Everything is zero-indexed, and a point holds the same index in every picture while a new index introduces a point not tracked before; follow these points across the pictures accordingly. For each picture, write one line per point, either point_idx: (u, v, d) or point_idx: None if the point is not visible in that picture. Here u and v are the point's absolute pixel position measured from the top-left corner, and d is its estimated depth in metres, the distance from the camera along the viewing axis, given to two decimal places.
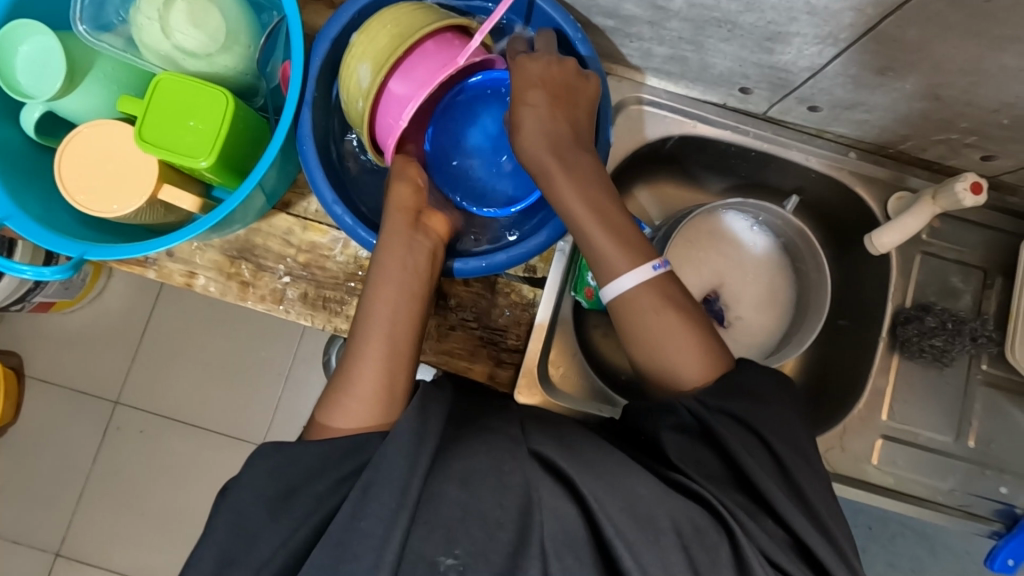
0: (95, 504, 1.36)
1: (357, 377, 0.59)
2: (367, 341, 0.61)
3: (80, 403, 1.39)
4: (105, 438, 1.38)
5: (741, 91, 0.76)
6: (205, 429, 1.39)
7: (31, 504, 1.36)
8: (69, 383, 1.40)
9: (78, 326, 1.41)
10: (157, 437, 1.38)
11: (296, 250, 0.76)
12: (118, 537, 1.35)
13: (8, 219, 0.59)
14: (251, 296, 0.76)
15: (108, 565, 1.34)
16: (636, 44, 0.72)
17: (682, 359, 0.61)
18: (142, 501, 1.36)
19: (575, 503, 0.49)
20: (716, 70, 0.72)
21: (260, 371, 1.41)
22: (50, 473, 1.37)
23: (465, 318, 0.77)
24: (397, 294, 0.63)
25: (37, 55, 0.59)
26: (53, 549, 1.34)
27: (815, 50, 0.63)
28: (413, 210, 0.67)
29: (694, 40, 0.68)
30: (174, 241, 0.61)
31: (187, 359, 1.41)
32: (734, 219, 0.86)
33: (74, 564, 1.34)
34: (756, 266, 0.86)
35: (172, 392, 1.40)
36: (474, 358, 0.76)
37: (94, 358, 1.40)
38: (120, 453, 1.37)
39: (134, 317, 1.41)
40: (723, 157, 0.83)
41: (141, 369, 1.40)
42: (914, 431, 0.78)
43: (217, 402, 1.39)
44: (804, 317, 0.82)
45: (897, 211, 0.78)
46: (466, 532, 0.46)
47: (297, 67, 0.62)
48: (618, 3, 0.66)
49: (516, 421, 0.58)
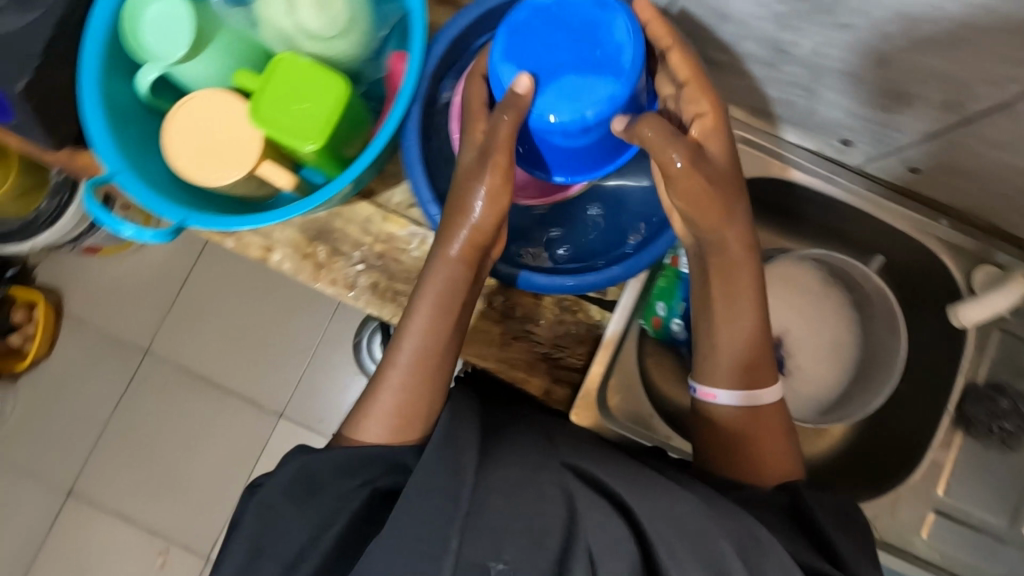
0: (112, 450, 1.38)
1: (383, 387, 0.61)
2: (395, 364, 0.62)
3: (110, 349, 1.42)
4: (130, 386, 1.40)
5: (841, 142, 0.75)
6: (228, 392, 1.40)
7: (52, 440, 1.39)
8: (102, 326, 1.43)
9: (121, 274, 1.44)
10: (181, 394, 1.40)
11: (372, 239, 0.77)
12: (129, 483, 1.37)
13: (116, 175, 0.59)
14: (323, 278, 0.76)
15: (118, 512, 1.37)
16: (743, 83, 0.72)
17: (776, 461, 0.65)
18: (160, 455, 1.38)
19: (627, 523, 0.47)
20: (822, 118, 0.72)
21: (288, 343, 1.41)
22: (74, 412, 1.40)
23: (528, 330, 0.77)
24: (438, 321, 0.62)
25: (164, 18, 0.60)
26: (66, 488, 1.37)
27: (934, 115, 0.62)
28: (481, 246, 0.62)
29: (807, 87, 0.67)
30: (260, 220, 0.61)
31: (218, 320, 1.42)
32: (808, 269, 0.85)
33: (84, 505, 1.37)
34: (822, 318, 0.85)
35: (201, 351, 1.42)
36: (531, 371, 0.76)
37: (130, 308, 1.43)
38: (142, 403, 1.40)
39: (172, 273, 1.44)
40: (805, 203, 0.82)
41: (173, 325, 1.42)
42: (968, 510, 0.76)
43: (242, 367, 1.41)
44: (868, 376, 0.81)
45: (983, 285, 0.77)
46: (514, 542, 0.45)
47: (413, 63, 0.62)
48: (738, 42, 0.66)
49: (545, 435, 0.56)
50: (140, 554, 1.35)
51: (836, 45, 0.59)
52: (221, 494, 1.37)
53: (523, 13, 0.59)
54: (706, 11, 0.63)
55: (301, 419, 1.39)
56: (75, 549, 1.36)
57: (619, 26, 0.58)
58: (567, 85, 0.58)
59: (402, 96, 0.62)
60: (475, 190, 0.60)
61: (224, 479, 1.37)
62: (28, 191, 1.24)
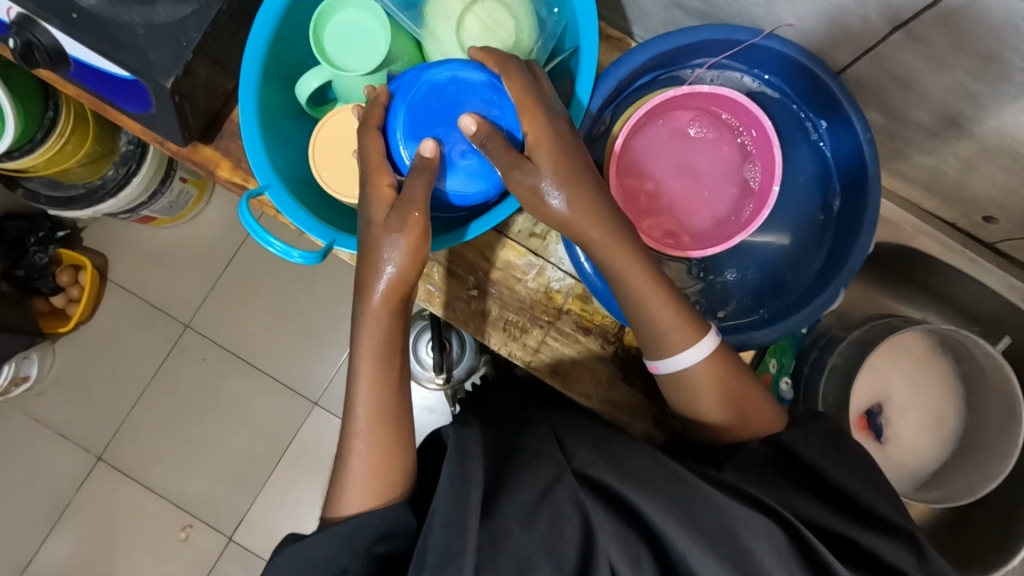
0: (147, 420, 1.37)
1: (351, 457, 0.57)
2: (355, 430, 0.57)
3: (152, 318, 1.39)
4: (169, 358, 1.39)
5: (983, 218, 0.73)
6: (267, 375, 1.38)
7: (87, 403, 1.38)
8: (144, 295, 1.40)
9: (171, 243, 1.40)
10: (221, 372, 1.38)
11: (489, 265, 0.75)
12: (160, 455, 1.37)
13: (268, 188, 0.56)
14: (435, 302, 0.75)
15: (146, 482, 1.36)
16: (894, 146, 0.70)
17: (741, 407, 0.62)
18: (195, 431, 1.37)
19: (653, 551, 0.48)
20: (972, 193, 0.70)
21: (333, 333, 1.39)
22: (111, 377, 1.38)
23: (636, 374, 0.75)
24: (384, 373, 0.57)
25: (353, 31, 0.60)
26: (96, 452, 1.36)
27: None
28: (404, 295, 0.57)
29: (969, 162, 0.65)
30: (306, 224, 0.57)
31: (265, 303, 1.39)
32: (918, 338, 0.83)
33: (112, 471, 1.36)
34: (927, 390, 0.83)
35: (244, 331, 1.39)
36: (636, 417, 0.74)
37: (175, 279, 1.40)
38: (180, 376, 1.38)
39: (222, 248, 1.40)
40: (928, 270, 0.80)
41: (219, 302, 1.40)
42: None
43: (285, 352, 1.39)
44: (970, 457, 0.79)
45: None
46: (537, 567, 0.45)
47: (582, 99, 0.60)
48: (908, 109, 0.63)
49: (551, 439, 0.59)
50: (163, 527, 1.35)
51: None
52: (252, 476, 1.36)
53: (420, 90, 0.59)
54: (886, 77, 0.60)
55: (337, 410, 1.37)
56: (99, 515, 1.35)
57: (478, 104, 0.58)
58: (470, 167, 0.59)
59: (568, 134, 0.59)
60: (388, 239, 0.53)
61: (255, 461, 1.36)
62: (99, 158, 1.07)
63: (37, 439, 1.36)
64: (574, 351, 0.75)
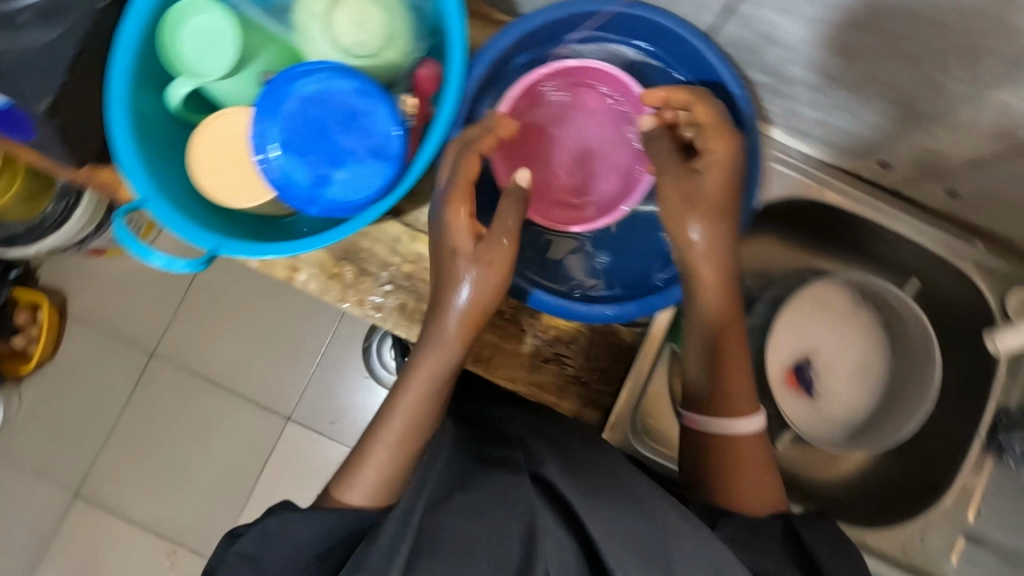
0: (122, 451, 1.37)
1: None
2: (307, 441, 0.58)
3: (116, 350, 1.38)
4: (137, 388, 1.38)
5: (880, 165, 0.74)
6: (238, 395, 1.38)
7: (57, 441, 1.36)
8: (107, 327, 1.39)
9: (129, 273, 1.40)
10: (191, 395, 1.38)
11: (400, 259, 0.75)
12: (138, 484, 1.36)
13: (146, 202, 0.57)
14: (349, 299, 0.75)
15: (128, 513, 1.35)
16: (783, 103, 0.71)
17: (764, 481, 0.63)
18: (172, 457, 1.37)
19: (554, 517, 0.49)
20: (864, 143, 0.71)
21: (299, 346, 1.39)
22: (81, 413, 1.37)
23: (560, 353, 0.76)
24: None
25: (210, 34, 0.58)
26: (73, 489, 1.35)
27: (982, 145, 0.61)
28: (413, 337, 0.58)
29: (852, 112, 0.66)
30: (184, 230, 0.57)
31: (228, 322, 1.39)
32: (837, 291, 0.84)
33: (91, 505, 1.35)
34: (850, 340, 0.84)
35: (211, 353, 1.39)
36: (562, 395, 0.75)
37: (136, 309, 1.39)
38: (150, 405, 1.38)
39: (181, 272, 1.40)
40: (841, 225, 0.81)
41: (183, 327, 1.40)
42: (995, 535, 0.76)
43: (252, 369, 1.39)
44: (898, 401, 0.80)
45: (1015, 311, 0.75)
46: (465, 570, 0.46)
47: (452, 84, 0.59)
48: (781, 65, 0.64)
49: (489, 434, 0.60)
50: (148, 557, 1.34)
51: (890, 73, 0.57)
52: (233, 496, 1.35)
53: (291, 98, 0.57)
54: (755, 35, 0.61)
55: (311, 421, 1.37)
56: (83, 551, 1.34)
57: (348, 105, 0.58)
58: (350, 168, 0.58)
59: (442, 120, 0.59)
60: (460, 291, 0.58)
61: (233, 481, 1.35)
62: (37, 193, 1.07)
63: (10, 484, 1.34)
64: (494, 336, 0.75)
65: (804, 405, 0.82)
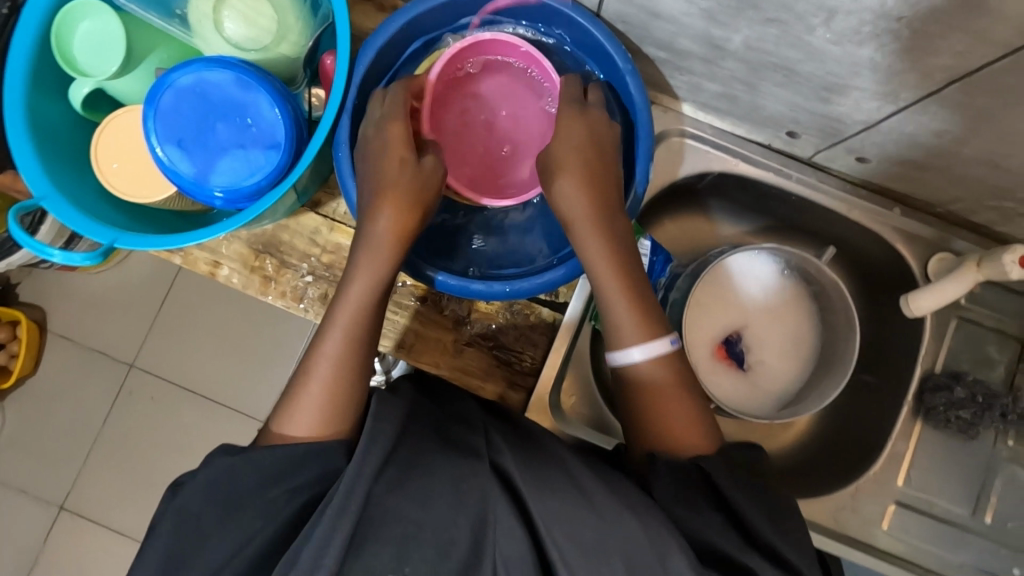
0: (103, 462, 1.36)
1: None
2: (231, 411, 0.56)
3: (99, 364, 1.40)
4: (117, 401, 1.38)
5: (788, 134, 0.74)
6: (217, 402, 1.38)
7: (40, 455, 1.36)
8: (88, 342, 1.41)
9: (103, 288, 1.41)
10: (170, 404, 1.38)
11: (320, 250, 0.76)
12: (119, 495, 1.35)
13: (43, 199, 0.58)
14: (272, 292, 0.76)
15: (112, 525, 1.34)
16: (685, 78, 0.71)
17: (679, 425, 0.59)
18: (152, 467, 1.36)
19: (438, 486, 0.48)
20: (766, 112, 0.71)
21: (274, 351, 1.41)
22: (64, 427, 1.37)
23: (481, 336, 0.76)
24: None
25: (103, 36, 0.60)
26: (57, 503, 1.35)
27: (872, 106, 0.61)
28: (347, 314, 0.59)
29: (746, 82, 0.67)
30: (79, 225, 0.59)
31: (204, 331, 1.40)
32: (761, 264, 0.84)
33: (76, 518, 1.34)
34: (777, 313, 0.84)
35: (190, 362, 1.40)
36: (487, 378, 0.76)
37: (113, 321, 1.41)
38: (128, 417, 1.38)
39: (157, 284, 1.42)
40: (762, 198, 0.82)
41: (161, 338, 1.41)
42: (930, 500, 0.76)
43: (231, 376, 1.40)
44: (826, 370, 0.80)
45: (937, 273, 0.75)
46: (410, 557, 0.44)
47: (341, 69, 0.60)
48: (670, 39, 0.65)
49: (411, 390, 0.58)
50: None
51: (767, 39, 0.58)
52: None
53: (166, 92, 0.59)
54: (637, 9, 0.62)
55: None
56: (68, 566, 1.34)
57: (228, 91, 0.59)
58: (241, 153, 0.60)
59: (331, 107, 0.61)
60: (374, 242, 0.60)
61: None
62: None
63: None
64: (414, 321, 0.76)
65: (737, 379, 0.83)
